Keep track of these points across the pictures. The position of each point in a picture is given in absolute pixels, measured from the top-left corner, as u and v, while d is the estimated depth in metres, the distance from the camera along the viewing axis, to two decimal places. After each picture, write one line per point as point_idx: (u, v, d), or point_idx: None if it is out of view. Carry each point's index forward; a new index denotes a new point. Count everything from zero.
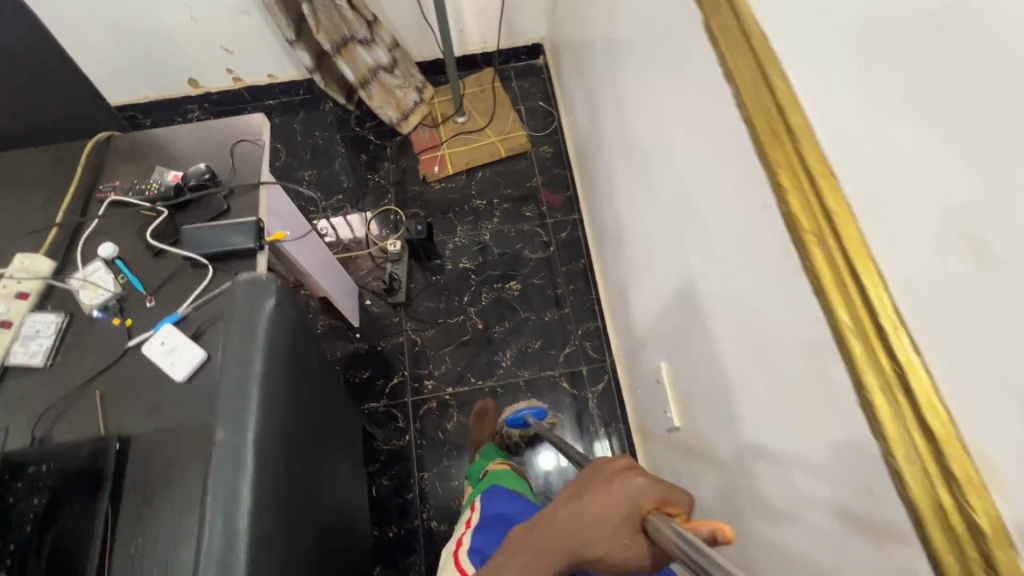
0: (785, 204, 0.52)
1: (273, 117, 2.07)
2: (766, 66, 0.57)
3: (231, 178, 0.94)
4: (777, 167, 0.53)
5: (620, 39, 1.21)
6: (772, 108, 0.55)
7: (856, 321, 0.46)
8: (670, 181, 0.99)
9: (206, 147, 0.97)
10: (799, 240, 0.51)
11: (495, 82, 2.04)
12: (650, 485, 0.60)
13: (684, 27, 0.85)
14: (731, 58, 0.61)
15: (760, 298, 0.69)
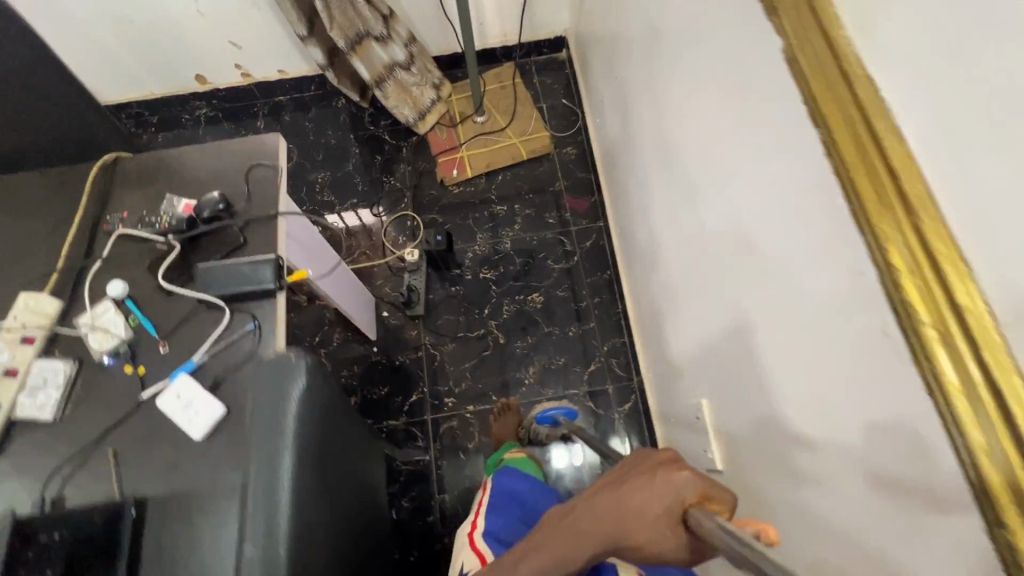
0: (860, 202, 0.49)
1: (283, 114, 1.98)
2: (844, 61, 0.52)
3: (246, 207, 0.87)
4: (852, 164, 0.50)
5: (660, 46, 1.11)
6: (848, 104, 0.51)
7: (941, 329, 0.43)
8: (718, 211, 0.91)
9: (218, 171, 0.90)
10: (874, 242, 0.48)
11: (515, 78, 1.94)
12: (694, 478, 0.54)
13: (743, 46, 0.76)
14: (802, 53, 0.56)
15: (834, 368, 0.62)
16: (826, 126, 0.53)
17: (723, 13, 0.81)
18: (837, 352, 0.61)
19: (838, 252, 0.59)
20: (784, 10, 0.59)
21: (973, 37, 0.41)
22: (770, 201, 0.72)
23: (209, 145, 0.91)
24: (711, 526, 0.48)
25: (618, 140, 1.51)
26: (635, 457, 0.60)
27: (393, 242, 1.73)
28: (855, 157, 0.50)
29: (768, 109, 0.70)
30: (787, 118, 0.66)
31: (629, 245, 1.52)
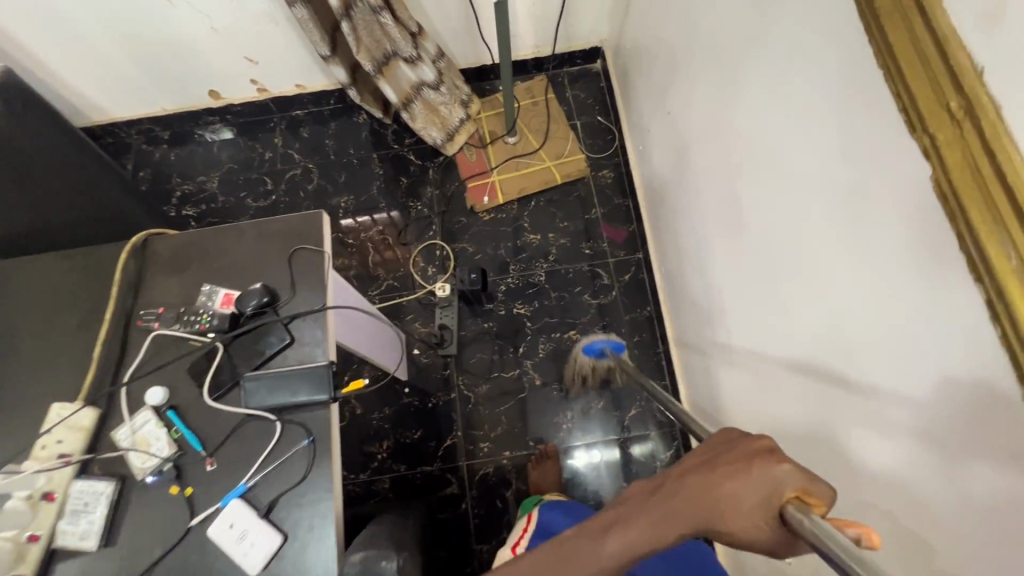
0: (988, 261, 0.46)
1: (302, 130, 1.89)
2: (973, 112, 0.47)
3: (291, 299, 0.79)
4: (979, 222, 0.46)
5: (728, 93, 1.01)
6: (976, 155, 0.47)
7: None
8: (798, 291, 0.83)
9: (256, 254, 0.82)
10: (1003, 302, 0.45)
11: (548, 93, 1.83)
12: (794, 468, 0.43)
13: (849, 136, 0.67)
14: (924, 100, 0.51)
15: (955, 530, 0.55)
16: (1006, 301, 0.45)
17: (820, 89, 0.72)
18: (963, 520, 0.54)
19: (980, 421, 0.51)
20: (944, 139, 0.49)
21: None
22: (882, 316, 0.64)
23: (247, 223, 0.83)
24: (818, 531, 0.38)
25: (665, 175, 1.42)
26: (718, 438, 0.49)
27: (422, 274, 1.67)
28: (995, 239, 0.45)
29: (886, 218, 0.62)
30: (916, 240, 0.57)
31: (675, 287, 1.45)
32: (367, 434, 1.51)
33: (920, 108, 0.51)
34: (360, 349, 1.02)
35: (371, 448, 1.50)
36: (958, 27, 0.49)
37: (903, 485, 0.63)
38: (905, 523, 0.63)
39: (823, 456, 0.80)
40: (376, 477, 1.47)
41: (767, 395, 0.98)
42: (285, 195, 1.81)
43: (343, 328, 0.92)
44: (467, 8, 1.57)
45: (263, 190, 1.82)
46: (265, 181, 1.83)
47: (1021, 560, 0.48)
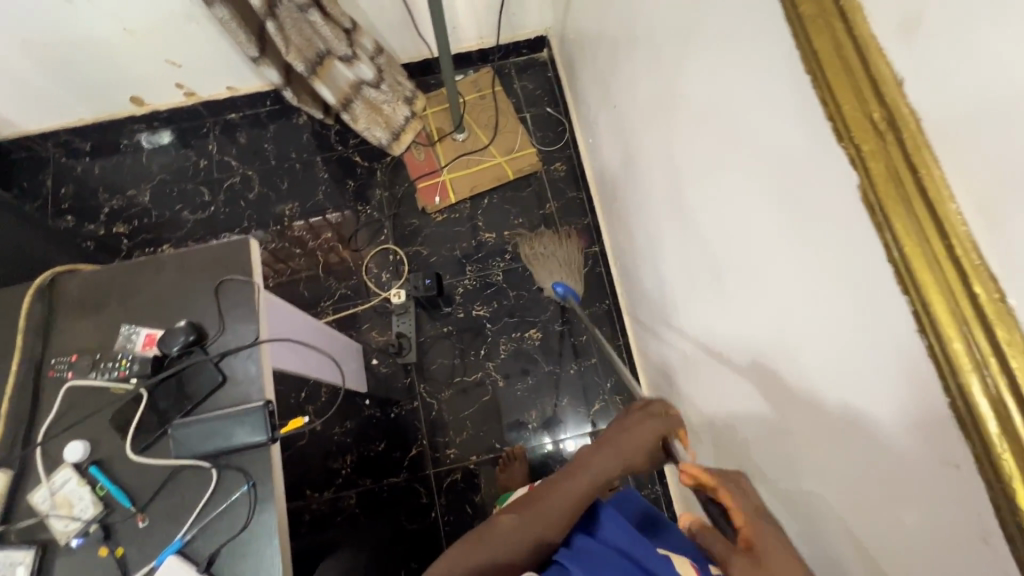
0: (911, 270, 0.46)
1: (238, 134, 1.79)
2: (896, 122, 0.46)
3: (221, 334, 0.75)
4: (903, 231, 0.46)
5: (667, 90, 1.00)
6: (899, 167, 0.47)
7: (998, 409, 0.41)
8: (743, 289, 0.84)
9: (179, 288, 0.76)
10: (927, 312, 0.45)
11: (495, 86, 1.79)
12: (665, 419, 0.78)
13: (784, 138, 0.66)
14: (849, 106, 0.50)
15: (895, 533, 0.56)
16: (933, 318, 0.45)
17: (757, 92, 0.71)
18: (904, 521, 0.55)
19: (910, 429, 0.52)
20: (870, 150, 0.49)
21: None
22: (821, 317, 0.64)
23: (167, 254, 0.78)
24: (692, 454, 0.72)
25: (615, 170, 1.41)
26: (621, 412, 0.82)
27: (376, 281, 1.62)
28: (919, 249, 0.45)
29: (821, 222, 0.62)
30: (849, 245, 0.57)
31: (630, 281, 1.45)
32: (329, 450, 1.46)
33: (845, 117, 0.51)
34: (302, 371, 0.98)
35: (334, 464, 1.45)
36: (878, 35, 0.49)
37: (844, 484, 0.64)
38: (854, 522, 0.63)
39: (776, 453, 0.81)
40: (341, 494, 1.43)
41: (719, 390, 0.99)
42: (224, 206, 1.71)
43: (280, 354, 0.87)
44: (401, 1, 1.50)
45: (201, 202, 1.72)
46: (202, 192, 1.73)
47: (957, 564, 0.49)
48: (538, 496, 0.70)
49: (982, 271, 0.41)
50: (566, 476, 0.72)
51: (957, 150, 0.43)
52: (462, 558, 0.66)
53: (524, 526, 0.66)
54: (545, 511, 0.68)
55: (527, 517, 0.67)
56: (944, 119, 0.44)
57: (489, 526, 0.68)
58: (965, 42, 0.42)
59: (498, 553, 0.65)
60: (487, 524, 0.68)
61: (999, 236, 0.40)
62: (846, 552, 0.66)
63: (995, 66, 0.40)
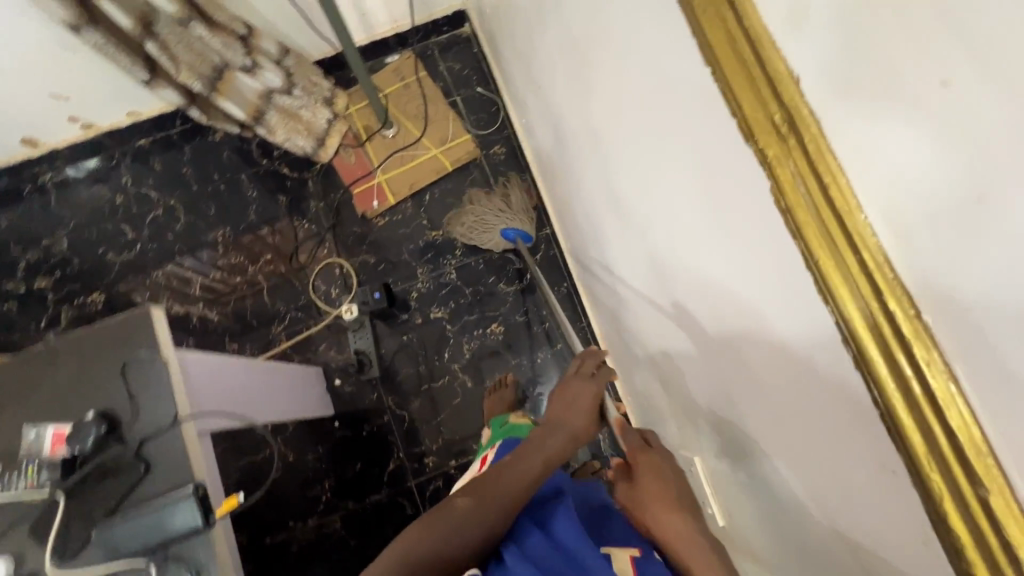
0: (825, 281, 0.43)
1: (150, 160, 1.66)
2: (797, 122, 0.42)
3: (135, 417, 0.69)
4: (813, 240, 0.43)
5: (585, 71, 0.94)
6: (804, 170, 0.43)
7: (919, 421, 0.39)
8: (678, 279, 0.82)
9: (79, 375, 0.70)
10: (844, 322, 0.43)
11: (418, 72, 1.68)
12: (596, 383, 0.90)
13: (697, 129, 0.63)
14: (748, 104, 0.46)
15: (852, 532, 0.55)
16: (853, 333, 0.42)
17: (666, 78, 0.67)
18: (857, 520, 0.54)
19: (845, 436, 0.50)
20: (774, 156, 0.44)
21: (959, 144, 0.32)
22: (751, 315, 0.62)
23: (58, 339, 0.71)
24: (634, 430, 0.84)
25: (552, 152, 1.35)
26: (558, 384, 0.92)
27: (325, 298, 1.56)
28: (830, 257, 0.42)
29: (741, 217, 0.58)
30: (768, 243, 0.54)
31: (584, 264, 1.41)
32: (305, 479, 1.43)
33: (746, 116, 0.46)
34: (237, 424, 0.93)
35: (313, 491, 1.43)
36: (768, 26, 0.44)
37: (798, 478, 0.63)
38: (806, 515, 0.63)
39: (734, 441, 0.81)
40: (326, 520, 1.41)
41: (676, 374, 0.97)
42: (151, 242, 1.60)
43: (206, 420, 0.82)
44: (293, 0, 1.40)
45: (124, 241, 1.60)
46: (124, 230, 1.61)
47: None
48: (493, 477, 0.76)
49: (895, 287, 0.39)
50: (524, 456, 0.79)
51: (859, 156, 0.39)
52: (418, 538, 0.69)
53: (480, 509, 0.71)
54: (502, 493, 0.74)
55: (482, 500, 0.72)
56: (841, 119, 0.40)
57: (445, 509, 0.72)
58: (854, 33, 0.37)
59: (454, 536, 0.69)
60: (443, 508, 0.72)
61: (906, 246, 0.37)
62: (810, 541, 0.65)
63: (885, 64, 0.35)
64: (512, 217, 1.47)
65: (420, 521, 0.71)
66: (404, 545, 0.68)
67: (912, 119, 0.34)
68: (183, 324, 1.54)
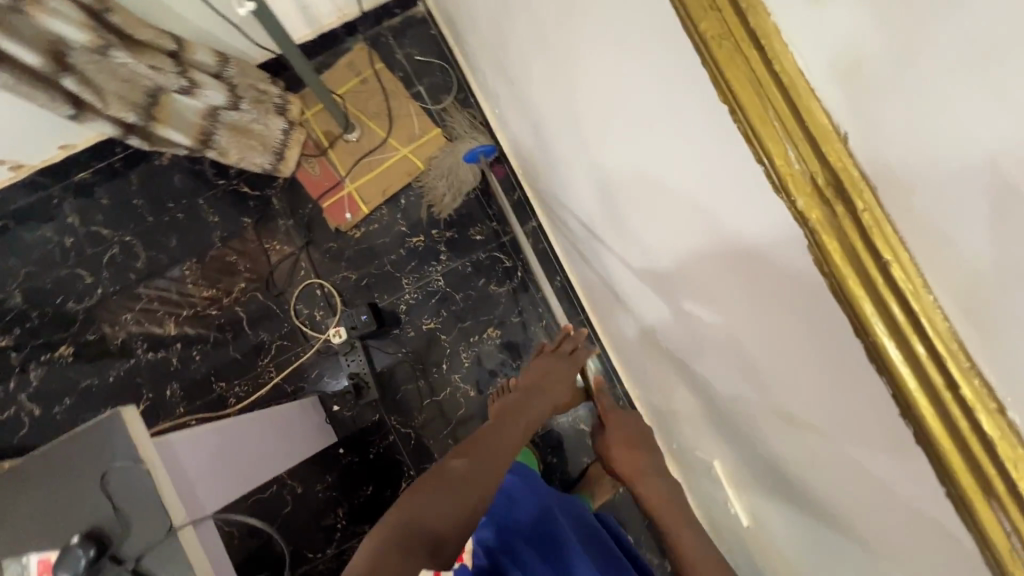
0: (889, 363, 0.38)
1: (94, 194, 1.52)
2: (847, 187, 0.36)
3: (126, 531, 0.65)
4: (872, 318, 0.38)
5: (568, 73, 0.87)
6: (857, 242, 0.37)
7: (1000, 513, 0.36)
8: (693, 299, 0.77)
9: (59, 490, 0.66)
10: (906, 405, 0.39)
11: (374, 64, 1.55)
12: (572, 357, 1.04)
13: (711, 160, 0.57)
14: (781, 161, 0.39)
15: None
16: (917, 417, 0.38)
17: (670, 98, 0.61)
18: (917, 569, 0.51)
19: (909, 496, 0.47)
20: (817, 221, 0.38)
21: None
22: (784, 354, 0.58)
23: (28, 457, 0.66)
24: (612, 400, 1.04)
25: (534, 147, 1.27)
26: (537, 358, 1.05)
27: (310, 322, 1.49)
28: (893, 338, 0.37)
29: (766, 258, 0.54)
30: (803, 295, 0.50)
31: (576, 258, 1.35)
32: (318, 510, 1.40)
33: (777, 174, 0.40)
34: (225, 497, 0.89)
35: (328, 521, 1.40)
36: (803, 69, 0.37)
37: (846, 513, 0.61)
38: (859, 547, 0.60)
39: (765, 454, 0.78)
40: (345, 547, 1.39)
41: (693, 380, 0.94)
42: (113, 284, 1.49)
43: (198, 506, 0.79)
44: (222, 11, 1.29)
45: (83, 287, 1.49)
46: (81, 275, 1.49)
47: None
48: (481, 444, 0.79)
49: (975, 380, 0.34)
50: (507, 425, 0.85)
51: (926, 233, 0.33)
52: (418, 498, 0.69)
53: (473, 471, 0.74)
54: (494, 453, 0.78)
55: (476, 463, 0.75)
56: (907, 190, 0.33)
57: (441, 473, 0.73)
58: (922, 94, 0.31)
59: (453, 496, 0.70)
60: (438, 471, 0.73)
61: (990, 341, 0.32)
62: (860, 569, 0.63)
63: (964, 139, 0.29)
64: (460, 144, 1.50)
65: (416, 488, 0.70)
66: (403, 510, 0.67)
67: (1010, 213, 0.28)
68: (163, 368, 1.46)
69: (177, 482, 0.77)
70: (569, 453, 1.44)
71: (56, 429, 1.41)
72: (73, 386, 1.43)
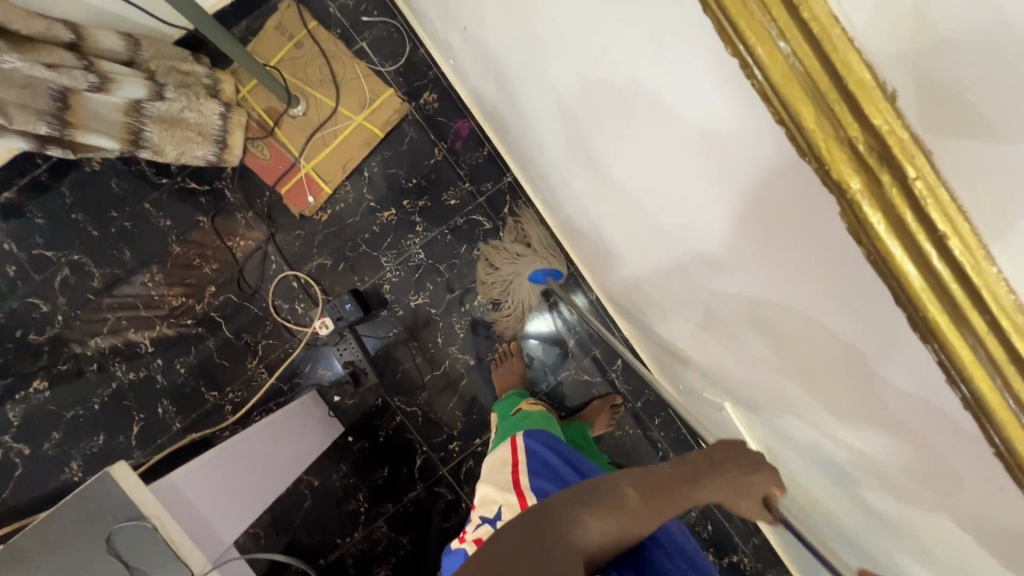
0: (936, 339, 0.34)
1: (25, 213, 1.37)
2: (897, 148, 0.31)
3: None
4: (923, 293, 0.33)
5: (533, 28, 0.78)
6: (904, 209, 0.32)
7: None
8: (699, 258, 0.73)
9: (74, 548, 0.70)
10: (954, 378, 0.35)
11: (306, 23, 1.39)
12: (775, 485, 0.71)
13: (709, 117, 0.51)
14: (809, 123, 0.33)
15: (947, 514, 0.52)
16: (972, 392, 0.35)
17: (655, 46, 0.54)
18: (952, 507, 0.51)
19: (944, 443, 0.46)
20: (857, 186, 0.33)
21: None
22: (805, 312, 0.55)
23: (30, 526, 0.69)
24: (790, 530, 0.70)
25: (497, 98, 1.17)
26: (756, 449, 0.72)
27: (292, 316, 1.43)
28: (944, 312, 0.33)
29: (780, 222, 0.49)
30: (831, 256, 0.46)
31: (558, 212, 1.29)
32: (337, 498, 1.41)
33: (807, 136, 0.34)
34: (237, 522, 0.88)
35: (350, 506, 1.41)
36: (838, 14, 0.32)
37: (872, 456, 0.60)
38: (887, 482, 0.61)
39: (780, 399, 0.77)
40: (371, 528, 1.40)
41: (698, 330, 0.92)
42: (72, 307, 1.39)
43: (208, 542, 0.80)
44: None
45: (41, 316, 1.38)
46: (35, 304, 1.38)
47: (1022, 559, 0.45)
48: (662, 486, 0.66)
49: None
50: (706, 473, 0.68)
51: (995, 200, 0.30)
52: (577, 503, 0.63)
53: (640, 516, 0.64)
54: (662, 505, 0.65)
55: (645, 503, 0.65)
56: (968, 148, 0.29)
57: (611, 496, 0.64)
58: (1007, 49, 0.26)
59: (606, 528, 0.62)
60: (609, 496, 0.64)
61: None
62: (887, 499, 0.64)
63: None
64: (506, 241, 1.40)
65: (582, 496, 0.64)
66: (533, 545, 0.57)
67: None
68: (149, 386, 1.39)
69: (183, 517, 0.77)
70: (575, 405, 1.44)
71: (51, 465, 1.35)
72: (58, 419, 1.36)
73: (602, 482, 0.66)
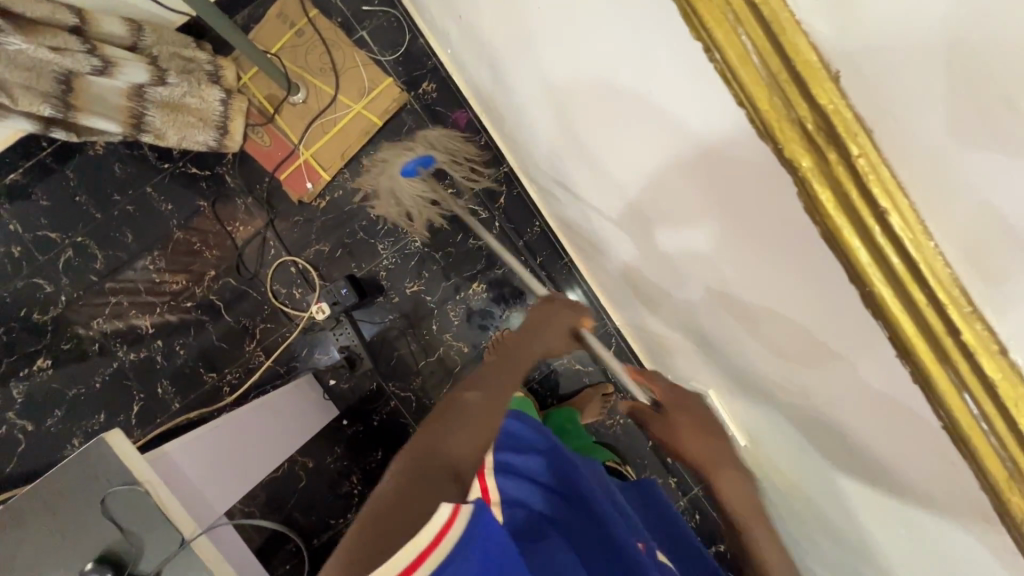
0: (885, 315, 0.36)
1: (30, 195, 1.40)
2: (844, 129, 0.33)
3: (132, 540, 0.75)
4: (870, 269, 0.35)
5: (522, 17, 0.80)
6: (851, 188, 0.34)
7: (1002, 447, 0.35)
8: (680, 244, 0.74)
9: (70, 512, 0.74)
10: (903, 353, 0.37)
11: (307, 12, 1.41)
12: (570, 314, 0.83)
13: (682, 102, 0.53)
14: (764, 105, 0.35)
15: (913, 494, 0.54)
16: (917, 366, 0.36)
17: (632, 34, 0.55)
18: (916, 487, 0.52)
19: (904, 423, 0.47)
20: (807, 166, 0.35)
21: None
22: (778, 296, 0.56)
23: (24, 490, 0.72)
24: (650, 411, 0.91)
25: (492, 87, 1.18)
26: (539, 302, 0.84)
27: (290, 301, 1.45)
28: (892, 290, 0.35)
29: (751, 210, 0.51)
30: (797, 243, 0.47)
31: (551, 202, 1.30)
32: (332, 480, 1.43)
33: (765, 119, 0.36)
34: (228, 496, 0.91)
35: (344, 488, 1.43)
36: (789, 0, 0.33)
37: (843, 438, 0.62)
38: (858, 465, 0.62)
39: (761, 386, 0.79)
40: None
41: (683, 318, 0.93)
42: (75, 288, 1.42)
43: (200, 511, 0.83)
44: None
45: (45, 297, 1.41)
46: (40, 284, 1.41)
47: (979, 537, 0.47)
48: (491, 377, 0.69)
49: (976, 324, 0.32)
50: (514, 350, 0.75)
51: (929, 178, 0.31)
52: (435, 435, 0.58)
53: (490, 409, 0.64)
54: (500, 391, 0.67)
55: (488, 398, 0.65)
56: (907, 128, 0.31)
57: (455, 408, 0.63)
58: (938, 32, 0.28)
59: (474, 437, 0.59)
60: (456, 406, 0.63)
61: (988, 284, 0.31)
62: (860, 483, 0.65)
63: (975, 69, 0.27)
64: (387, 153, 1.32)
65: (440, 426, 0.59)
66: (394, 488, 0.52)
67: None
68: (149, 367, 1.42)
69: (176, 486, 0.80)
70: (567, 393, 1.45)
71: (54, 442, 1.38)
72: (61, 397, 1.40)
73: (450, 405, 0.63)
